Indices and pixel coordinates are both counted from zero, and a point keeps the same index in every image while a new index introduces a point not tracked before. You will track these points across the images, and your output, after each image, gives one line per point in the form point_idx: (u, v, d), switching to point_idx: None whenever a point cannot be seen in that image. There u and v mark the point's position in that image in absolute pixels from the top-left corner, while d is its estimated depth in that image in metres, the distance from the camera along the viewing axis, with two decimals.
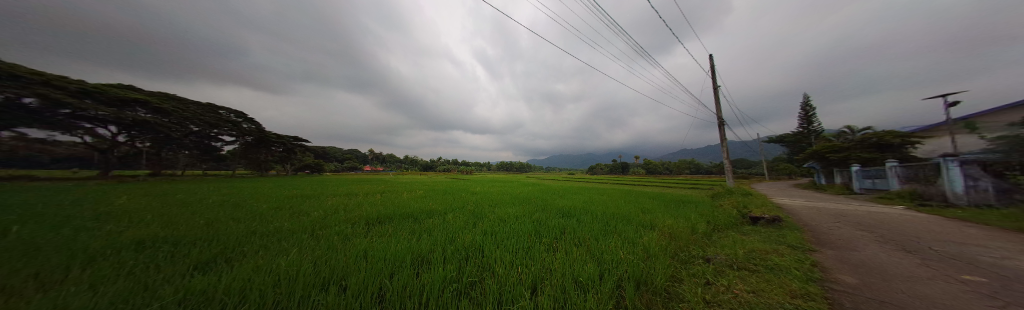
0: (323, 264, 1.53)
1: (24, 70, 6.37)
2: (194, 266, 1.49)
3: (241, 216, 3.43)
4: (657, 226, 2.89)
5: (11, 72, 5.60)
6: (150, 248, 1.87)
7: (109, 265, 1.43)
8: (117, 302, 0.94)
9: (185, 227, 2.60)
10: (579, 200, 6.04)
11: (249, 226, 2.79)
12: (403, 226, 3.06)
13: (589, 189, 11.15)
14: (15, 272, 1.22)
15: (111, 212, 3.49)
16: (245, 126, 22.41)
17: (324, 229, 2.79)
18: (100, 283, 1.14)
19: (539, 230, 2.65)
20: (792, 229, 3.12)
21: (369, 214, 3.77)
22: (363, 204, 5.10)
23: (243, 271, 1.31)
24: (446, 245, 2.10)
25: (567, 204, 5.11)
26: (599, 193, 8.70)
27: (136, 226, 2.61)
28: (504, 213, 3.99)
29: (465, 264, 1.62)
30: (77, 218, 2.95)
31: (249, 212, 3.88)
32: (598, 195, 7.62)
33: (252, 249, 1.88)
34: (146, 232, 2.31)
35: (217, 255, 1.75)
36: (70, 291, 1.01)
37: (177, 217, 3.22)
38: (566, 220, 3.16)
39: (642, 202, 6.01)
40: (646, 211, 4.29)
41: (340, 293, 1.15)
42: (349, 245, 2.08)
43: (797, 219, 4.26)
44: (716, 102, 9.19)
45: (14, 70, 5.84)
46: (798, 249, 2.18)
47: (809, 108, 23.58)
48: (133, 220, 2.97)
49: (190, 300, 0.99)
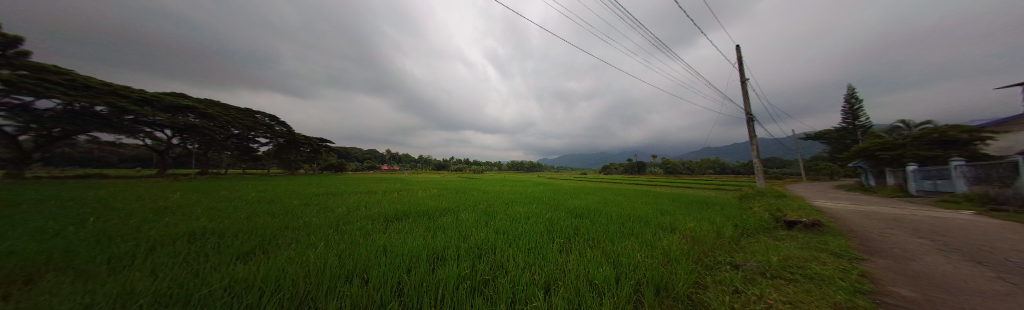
0: (346, 258, 1.62)
1: None
2: (236, 255, 1.65)
3: (274, 212, 3.74)
4: (678, 229, 2.74)
5: None
6: (199, 239, 2.09)
7: (167, 253, 1.62)
8: (173, 286, 1.06)
9: (226, 221, 2.86)
10: (592, 200, 5.89)
11: (281, 221, 3.02)
12: (417, 223, 3.16)
13: (602, 189, 10.87)
14: (106, 258, 1.45)
15: (168, 206, 3.93)
16: (277, 129, 24.36)
17: (347, 224, 2.96)
18: (159, 269, 1.30)
19: (552, 230, 2.61)
20: (834, 235, 2.82)
21: (386, 212, 3.94)
22: (381, 202, 5.33)
23: (275, 262, 1.42)
24: (458, 243, 2.13)
25: (581, 204, 5.00)
26: (614, 193, 8.43)
27: (186, 219, 2.92)
28: (516, 212, 3.99)
29: (477, 263, 1.63)
30: (140, 212, 3.35)
31: (281, 207, 4.21)
32: (612, 196, 7.38)
33: (285, 242, 2.04)
34: (194, 225, 2.58)
35: (254, 247, 1.91)
36: (137, 276, 1.16)
37: (221, 212, 3.57)
38: (579, 221, 3.09)
39: (660, 203, 5.75)
40: (666, 213, 4.07)
41: (364, 286, 1.21)
42: (370, 240, 2.19)
43: (840, 224, 3.84)
44: (743, 97, 8.54)
45: None
46: (840, 257, 1.98)
47: (854, 100, 21.19)
48: (183, 214, 3.31)
49: (232, 286, 1.09)
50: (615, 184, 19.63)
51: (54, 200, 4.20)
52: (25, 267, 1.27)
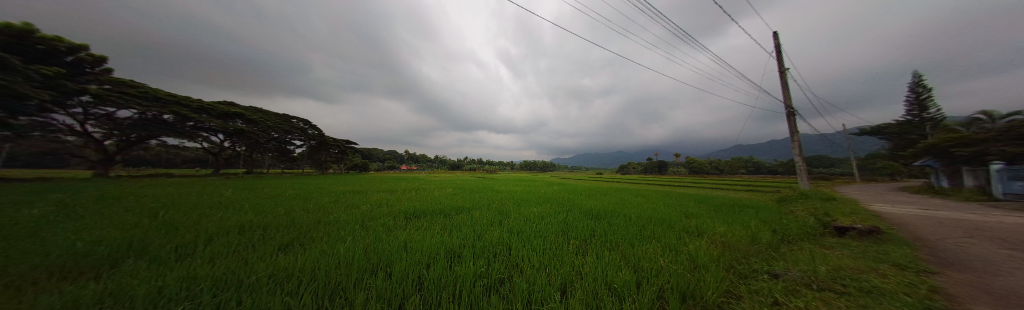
0: (372, 252, 1.73)
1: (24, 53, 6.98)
2: (278, 247, 1.83)
3: (307, 208, 4.08)
4: (705, 233, 2.55)
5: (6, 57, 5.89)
6: (247, 231, 2.34)
7: (222, 244, 1.84)
8: (227, 273, 1.19)
9: (268, 216, 3.18)
10: (609, 201, 5.68)
11: (314, 216, 3.29)
12: (434, 221, 3.27)
13: (621, 190, 10.45)
14: (177, 247, 1.69)
15: (221, 202, 4.46)
16: (310, 132, 26.52)
17: (371, 220, 3.15)
18: (216, 257, 1.47)
19: (568, 231, 2.56)
20: (896, 244, 2.46)
21: (406, 209, 4.13)
22: (401, 200, 5.60)
23: (310, 254, 1.56)
24: (474, 241, 2.17)
25: (597, 205, 4.85)
26: (633, 194, 8.07)
27: (236, 213, 3.28)
28: (530, 212, 3.97)
29: (493, 261, 1.65)
30: (200, 206, 3.84)
31: (313, 204, 4.58)
32: (631, 197, 7.07)
33: (318, 235, 2.22)
34: (242, 219, 2.90)
35: (292, 239, 2.10)
36: (199, 263, 1.32)
37: (263, 207, 3.97)
38: (596, 223, 3.00)
39: (684, 205, 5.40)
40: (691, 216, 3.81)
41: (388, 279, 1.27)
42: (391, 236, 2.30)
43: (905, 231, 3.34)
44: (782, 89, 7.75)
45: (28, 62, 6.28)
46: (902, 269, 1.72)
47: (921, 89, 18.36)
48: (233, 209, 3.73)
49: (275, 274, 1.21)
50: (634, 184, 18.79)
51: (133, 196, 4.92)
52: (118, 253, 1.52)
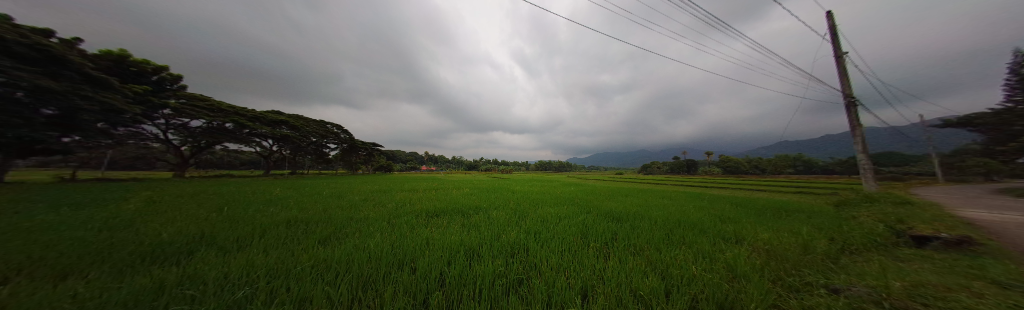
0: (398, 247, 1.84)
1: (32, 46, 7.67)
2: (317, 240, 2.03)
3: (341, 205, 4.46)
4: (743, 240, 2.31)
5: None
6: (291, 225, 2.63)
7: (273, 236, 2.09)
8: (277, 262, 1.34)
9: (309, 212, 3.54)
10: (632, 203, 5.39)
11: (346, 213, 3.59)
12: (454, 220, 3.38)
13: (644, 191, 9.89)
14: (239, 238, 1.94)
15: (272, 199, 5.09)
16: (342, 136, 28.88)
17: (396, 218, 3.35)
18: (267, 248, 1.67)
19: (587, 233, 2.49)
20: (1000, 258, 2.01)
21: (427, 208, 4.32)
22: (423, 199, 5.88)
23: (345, 247, 1.69)
24: (491, 240, 2.20)
25: (619, 207, 4.62)
26: (658, 196, 7.60)
27: (282, 209, 3.70)
28: (548, 212, 3.94)
29: (511, 261, 1.65)
30: (255, 203, 4.40)
31: (346, 202, 5.01)
32: (656, 198, 6.67)
33: (350, 231, 2.40)
34: (287, 214, 3.25)
35: (329, 233, 2.30)
36: (254, 253, 1.51)
37: (305, 204, 4.42)
38: (618, 225, 2.88)
39: (717, 208, 4.96)
40: (726, 220, 3.48)
41: (412, 275, 1.33)
42: (414, 233, 2.42)
43: (1013, 243, 2.71)
44: (840, 76, 6.75)
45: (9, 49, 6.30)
46: (1000, 286, 1.42)
47: None
48: (281, 205, 4.21)
49: (316, 265, 1.33)
50: (659, 185, 17.69)
51: (203, 193, 5.80)
52: (194, 243, 1.78)
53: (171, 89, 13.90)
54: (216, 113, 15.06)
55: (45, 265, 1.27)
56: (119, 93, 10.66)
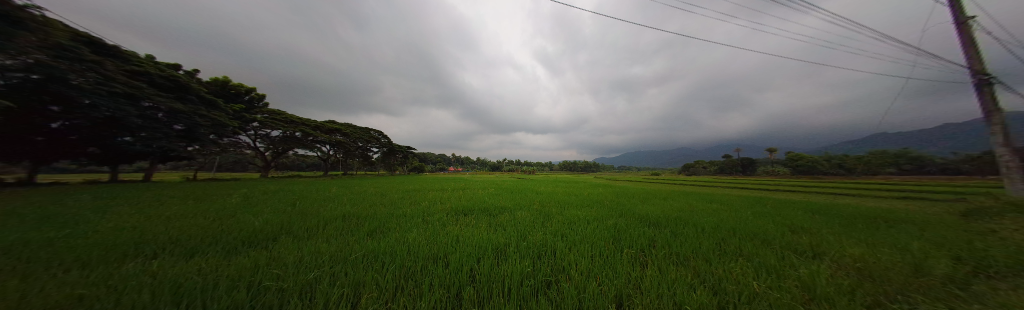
0: (430, 242, 1.98)
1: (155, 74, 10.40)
2: (366, 232, 2.31)
3: (382, 202, 4.97)
4: (820, 255, 1.91)
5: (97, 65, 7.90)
6: (345, 219, 3.03)
7: (331, 227, 2.43)
8: (337, 250, 1.56)
9: (357, 207, 4.02)
10: (669, 206, 4.90)
11: (387, 209, 3.98)
12: (481, 218, 3.51)
13: (685, 193, 8.86)
14: (305, 229, 2.28)
15: (327, 196, 5.88)
16: (382, 140, 32.07)
17: (429, 215, 3.60)
18: (328, 237, 1.95)
19: (619, 237, 2.34)
20: None
21: (456, 206, 4.55)
22: (452, 198, 6.21)
23: (388, 240, 1.89)
24: (518, 240, 2.22)
25: (655, 211, 4.22)
26: (701, 199, 6.77)
27: (337, 205, 4.26)
28: (574, 214, 3.81)
29: (539, 262, 1.64)
30: (316, 199, 5.17)
31: (387, 199, 5.55)
32: (699, 202, 5.95)
33: (391, 225, 2.67)
34: (341, 209, 3.74)
35: (374, 227, 2.59)
36: (318, 241, 1.78)
37: (354, 201, 5.04)
38: (654, 230, 2.64)
39: (781, 215, 4.20)
40: (793, 230, 2.93)
41: (446, 270, 1.40)
42: (445, 230, 2.57)
43: None
44: (965, 46, 5.15)
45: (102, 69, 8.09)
46: None
47: None
48: (335, 201, 4.87)
49: (366, 254, 1.51)
50: (704, 187, 15.68)
51: (277, 191, 6.98)
52: (275, 231, 2.15)
53: (257, 107, 17.15)
54: (287, 124, 18.06)
55: (181, 246, 1.66)
56: (222, 110, 13.70)
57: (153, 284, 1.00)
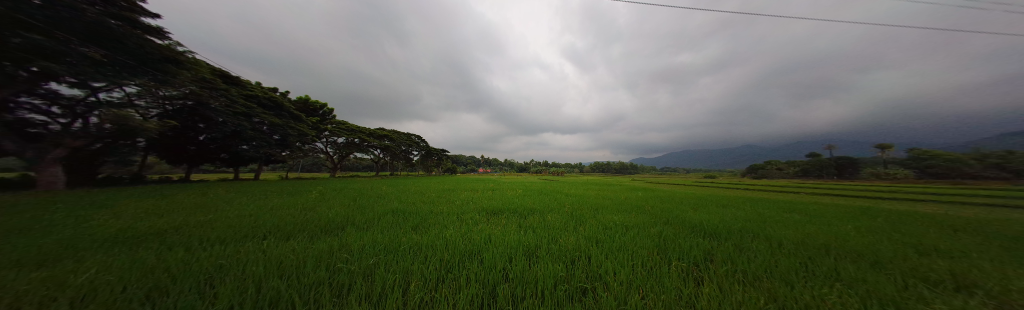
0: (465, 239, 2.09)
1: (262, 96, 13.70)
2: (411, 226, 2.55)
3: (422, 200, 5.43)
4: (966, 288, 1.40)
5: (223, 91, 10.89)
6: (393, 214, 3.40)
7: (383, 220, 2.77)
8: (387, 241, 1.75)
9: (403, 204, 4.48)
10: (729, 215, 4.20)
11: (428, 207, 4.35)
12: (511, 219, 3.55)
13: (750, 200, 7.47)
14: (365, 221, 2.66)
15: (379, 193, 6.69)
16: (422, 144, 35.11)
17: (463, 213, 3.79)
18: (380, 229, 2.22)
19: (663, 247, 2.11)
20: None
21: (488, 206, 4.71)
22: (484, 198, 6.43)
23: (429, 235, 2.07)
24: (550, 243, 2.18)
25: (711, 219, 3.65)
26: (773, 207, 5.62)
27: (387, 201, 4.82)
28: (609, 219, 3.57)
29: (572, 267, 1.58)
30: (370, 196, 5.93)
31: (427, 198, 6.01)
32: (770, 211, 4.97)
33: (430, 222, 2.90)
34: (389, 205, 4.22)
35: (417, 222, 2.86)
36: (373, 232, 2.04)
37: (399, 198, 5.63)
38: (710, 242, 2.30)
39: (898, 230, 3.20)
40: (921, 252, 2.20)
41: (480, 266, 1.46)
42: (478, 228, 2.69)
43: None
44: None
45: (228, 94, 11.18)
46: None
47: None
48: (385, 198, 5.51)
49: (412, 246, 1.68)
50: (774, 193, 13.09)
51: (339, 188, 8.24)
52: (342, 222, 2.54)
53: (328, 118, 20.62)
54: (348, 131, 21.19)
55: (279, 231, 2.09)
56: (304, 122, 16.86)
57: (264, 260, 1.28)
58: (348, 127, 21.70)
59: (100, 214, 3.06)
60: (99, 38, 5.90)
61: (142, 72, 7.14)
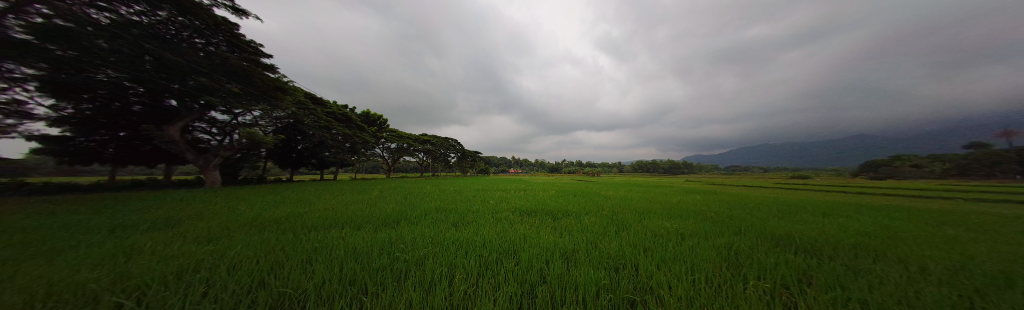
0: (503, 238, 2.16)
1: (336, 112, 16.66)
2: (452, 223, 2.77)
3: (460, 199, 5.79)
4: None
5: (311, 109, 13.66)
6: (437, 211, 3.73)
7: (426, 216, 3.06)
8: (433, 235, 1.94)
9: (443, 203, 4.86)
10: (827, 226, 3.30)
11: (466, 205, 4.61)
12: (545, 220, 3.51)
13: (858, 207, 5.77)
14: (414, 216, 3.00)
15: (423, 192, 7.36)
16: (458, 147, 37.54)
17: (497, 213, 3.90)
18: (425, 224, 2.46)
19: (732, 261, 1.78)
20: None
21: (521, 207, 4.74)
22: (517, 198, 6.48)
23: (469, 232, 2.20)
24: (590, 248, 2.07)
25: (797, 230, 2.94)
26: (897, 217, 4.22)
27: (429, 200, 5.30)
28: (657, 226, 3.19)
29: (617, 275, 1.48)
30: (416, 194, 6.59)
31: (464, 197, 6.37)
32: (893, 222, 3.75)
33: (469, 219, 3.09)
34: (432, 203, 4.63)
35: (456, 219, 3.07)
36: (420, 227, 2.28)
37: (440, 197, 6.12)
38: (802, 260, 1.84)
39: None
40: None
41: (518, 265, 1.50)
42: (513, 228, 2.73)
43: None
44: None
45: (315, 112, 13.99)
46: None
47: None
48: (428, 196, 6.06)
49: (454, 241, 1.83)
50: (898, 197, 9.85)
51: (391, 188, 9.42)
52: (396, 216, 2.92)
53: (382, 127, 23.80)
54: (399, 138, 24.06)
55: (352, 222, 2.53)
56: (365, 131, 19.84)
57: (343, 245, 1.56)
58: (398, 134, 24.65)
59: (239, 206, 4.17)
60: (235, 76, 8.32)
61: (260, 98, 9.54)
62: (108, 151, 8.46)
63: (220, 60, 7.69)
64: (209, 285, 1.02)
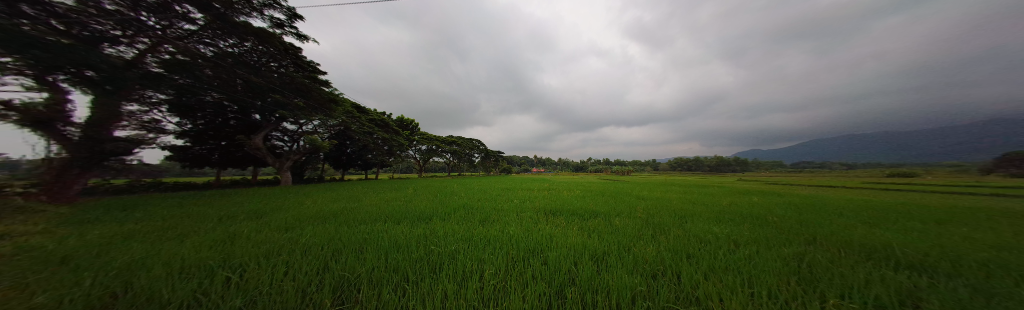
0: (530, 237, 2.17)
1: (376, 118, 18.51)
2: (481, 220, 2.88)
3: (487, 197, 5.99)
4: None
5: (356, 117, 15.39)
6: (465, 208, 3.92)
7: (456, 213, 3.23)
8: (464, 231, 2.05)
9: (471, 201, 5.07)
10: (938, 236, 2.62)
11: (492, 204, 4.75)
12: (572, 220, 3.42)
13: (988, 212, 4.44)
14: (445, 212, 3.20)
15: (453, 191, 7.76)
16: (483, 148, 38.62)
17: (522, 212, 3.92)
18: (456, 221, 2.60)
19: (801, 275, 1.52)
20: None
21: (545, 206, 4.72)
22: (541, 198, 6.45)
23: (497, 230, 2.26)
24: (622, 250, 1.97)
25: (894, 240, 2.39)
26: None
27: (458, 198, 5.58)
28: (702, 230, 2.88)
29: (655, 281, 1.38)
30: (446, 193, 6.99)
31: (490, 196, 6.56)
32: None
33: (495, 217, 3.18)
34: (460, 201, 4.88)
35: (484, 216, 3.18)
36: (451, 223, 2.42)
37: (468, 195, 6.39)
38: (903, 276, 1.49)
39: None
40: None
41: (545, 265, 1.49)
42: (539, 227, 2.71)
43: None
44: None
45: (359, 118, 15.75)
46: None
47: None
48: (457, 195, 6.38)
49: (484, 238, 1.90)
50: None
51: (423, 186, 10.21)
52: (429, 212, 3.15)
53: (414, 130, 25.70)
54: (429, 140, 25.70)
55: (393, 217, 2.81)
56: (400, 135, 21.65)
57: (388, 237, 1.74)
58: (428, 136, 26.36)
59: (306, 201, 4.94)
60: (299, 92, 9.81)
61: (317, 109, 11.09)
62: (214, 156, 10.76)
63: (288, 79, 9.14)
64: (288, 265, 1.23)
